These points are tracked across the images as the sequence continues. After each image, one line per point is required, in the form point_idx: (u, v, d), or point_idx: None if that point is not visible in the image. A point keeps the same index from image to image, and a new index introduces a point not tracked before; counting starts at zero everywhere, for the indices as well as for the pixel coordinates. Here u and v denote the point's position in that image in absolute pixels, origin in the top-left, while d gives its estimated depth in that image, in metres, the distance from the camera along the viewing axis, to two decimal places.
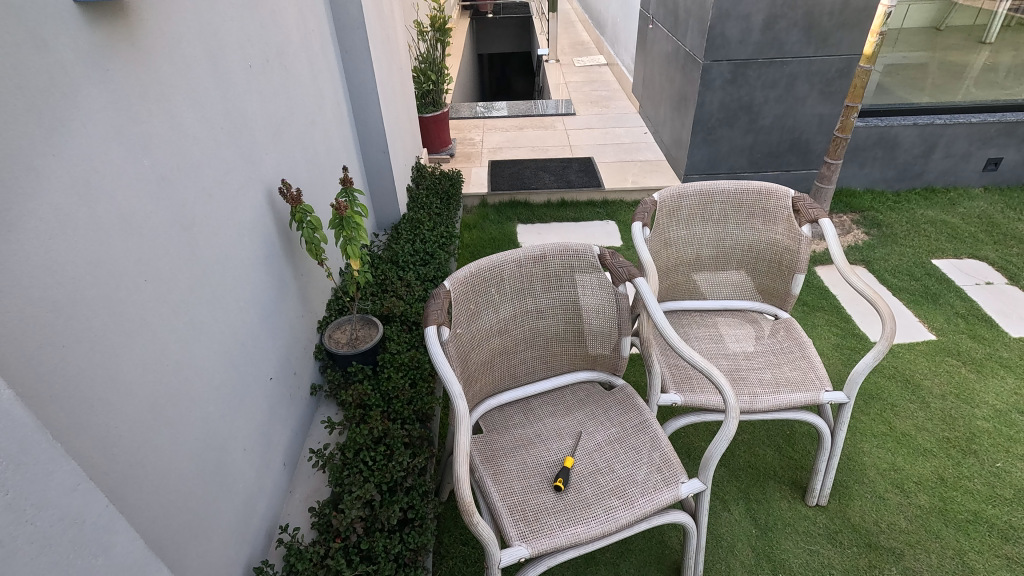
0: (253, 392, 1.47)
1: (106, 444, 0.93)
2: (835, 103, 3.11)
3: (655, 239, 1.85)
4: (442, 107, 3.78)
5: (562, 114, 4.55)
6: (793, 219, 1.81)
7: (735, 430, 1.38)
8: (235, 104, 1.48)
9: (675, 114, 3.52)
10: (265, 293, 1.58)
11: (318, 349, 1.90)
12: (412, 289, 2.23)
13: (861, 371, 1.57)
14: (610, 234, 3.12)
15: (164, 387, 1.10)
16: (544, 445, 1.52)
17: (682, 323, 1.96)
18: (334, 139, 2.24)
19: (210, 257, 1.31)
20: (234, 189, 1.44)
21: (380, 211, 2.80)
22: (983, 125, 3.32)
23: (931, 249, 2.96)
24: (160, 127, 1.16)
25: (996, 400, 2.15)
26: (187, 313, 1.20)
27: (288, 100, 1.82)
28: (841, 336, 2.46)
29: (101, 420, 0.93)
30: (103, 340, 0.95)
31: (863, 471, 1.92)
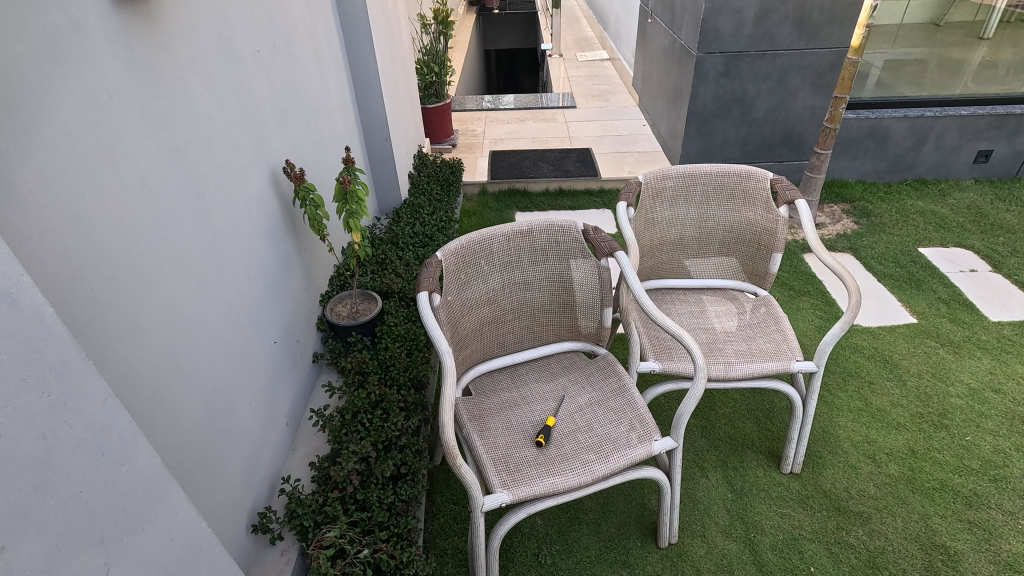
0: (258, 354, 1.58)
1: (126, 381, 1.04)
2: (826, 95, 3.18)
3: (640, 218, 1.95)
4: (444, 98, 3.89)
5: (563, 107, 4.65)
6: (772, 200, 1.92)
7: (704, 391, 1.49)
8: (244, 87, 1.59)
9: (672, 107, 3.61)
10: (271, 263, 1.70)
11: (321, 320, 2.02)
12: (411, 267, 2.34)
13: (829, 342, 1.66)
14: (605, 222, 3.23)
15: (177, 337, 1.21)
16: (529, 407, 1.62)
17: (667, 301, 2.06)
18: (337, 125, 2.35)
19: (220, 224, 1.43)
20: (241, 165, 1.56)
21: (382, 196, 2.91)
22: (973, 118, 3.39)
23: (918, 238, 3.04)
24: (176, 103, 1.28)
25: (971, 378, 2.23)
26: (199, 273, 1.31)
27: (294, 86, 1.93)
28: (824, 318, 2.55)
29: (122, 357, 1.04)
30: (126, 289, 1.07)
31: (837, 442, 2.02)
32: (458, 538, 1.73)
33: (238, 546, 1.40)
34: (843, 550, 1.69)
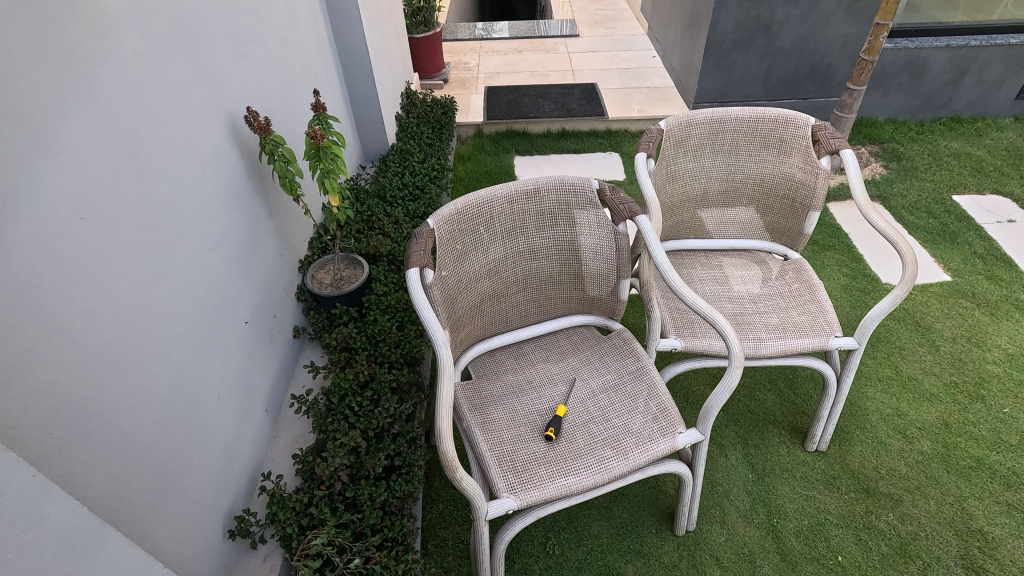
0: (228, 338, 1.38)
1: (44, 402, 0.85)
2: (863, 22, 2.83)
3: (661, 171, 1.71)
4: (433, 27, 3.48)
5: (564, 36, 4.23)
6: (812, 149, 1.65)
7: (737, 381, 1.25)
8: (187, 14, 1.29)
9: (687, 36, 3.24)
10: (237, 231, 1.46)
11: (301, 289, 1.80)
12: (400, 226, 2.10)
13: (874, 317, 1.47)
14: (612, 168, 2.97)
15: (115, 335, 1.00)
16: (536, 393, 1.44)
17: (686, 265, 1.84)
18: (310, 60, 2.03)
19: (166, 191, 1.18)
20: (191, 115, 1.29)
21: (367, 142, 2.62)
22: (1020, 48, 3.06)
23: (953, 184, 2.80)
24: (91, 37, 0.99)
25: (1009, 343, 2.07)
26: (140, 254, 1.08)
27: (254, 14, 1.61)
28: (851, 276, 2.35)
29: (34, 374, 0.83)
30: (33, 289, 0.85)
31: (865, 415, 1.87)
32: (459, 527, 1.60)
33: (214, 555, 1.26)
34: (873, 536, 1.58)
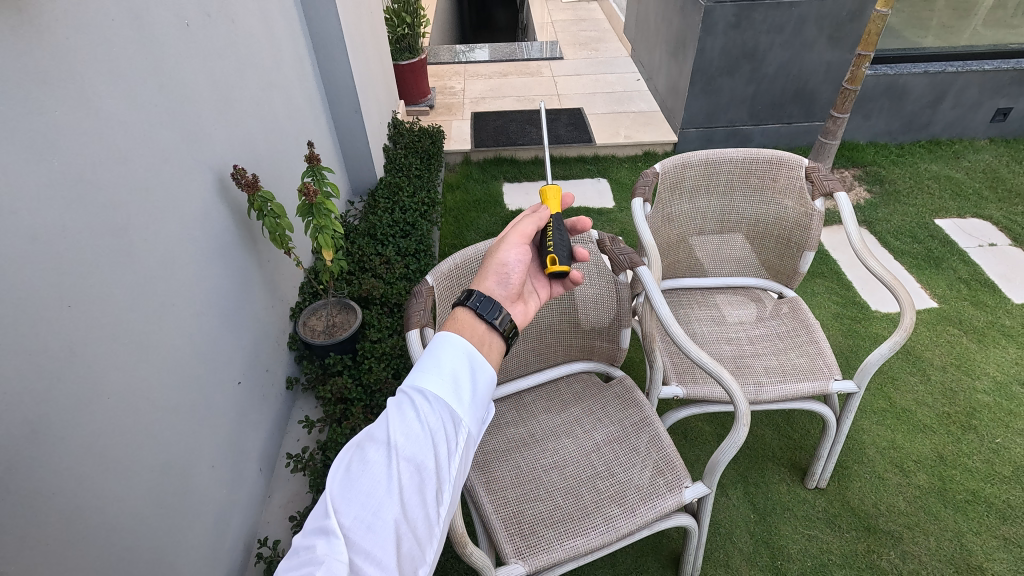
0: (222, 405, 1.30)
1: (14, 509, 0.76)
2: (845, 49, 2.89)
3: (656, 216, 1.71)
4: (418, 53, 3.44)
5: (548, 59, 4.24)
6: (806, 190, 1.67)
7: (744, 438, 1.28)
8: (172, 70, 1.19)
9: (672, 62, 3.25)
10: (230, 289, 1.38)
11: (293, 338, 1.74)
12: (393, 266, 2.08)
13: (874, 362, 1.47)
14: (602, 194, 2.97)
15: (97, 419, 0.91)
16: (539, 448, 1.42)
17: (683, 304, 1.84)
18: (299, 102, 1.95)
19: (160, 261, 1.10)
20: (179, 174, 1.19)
21: (354, 176, 2.55)
22: (995, 73, 3.15)
23: (934, 208, 2.85)
24: (75, 110, 0.91)
25: (997, 371, 2.10)
26: (134, 330, 1.01)
27: (239, 60, 1.50)
28: (841, 304, 2.37)
29: (8, 485, 0.75)
30: (6, 391, 0.76)
31: (863, 450, 1.88)
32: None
33: None
34: None
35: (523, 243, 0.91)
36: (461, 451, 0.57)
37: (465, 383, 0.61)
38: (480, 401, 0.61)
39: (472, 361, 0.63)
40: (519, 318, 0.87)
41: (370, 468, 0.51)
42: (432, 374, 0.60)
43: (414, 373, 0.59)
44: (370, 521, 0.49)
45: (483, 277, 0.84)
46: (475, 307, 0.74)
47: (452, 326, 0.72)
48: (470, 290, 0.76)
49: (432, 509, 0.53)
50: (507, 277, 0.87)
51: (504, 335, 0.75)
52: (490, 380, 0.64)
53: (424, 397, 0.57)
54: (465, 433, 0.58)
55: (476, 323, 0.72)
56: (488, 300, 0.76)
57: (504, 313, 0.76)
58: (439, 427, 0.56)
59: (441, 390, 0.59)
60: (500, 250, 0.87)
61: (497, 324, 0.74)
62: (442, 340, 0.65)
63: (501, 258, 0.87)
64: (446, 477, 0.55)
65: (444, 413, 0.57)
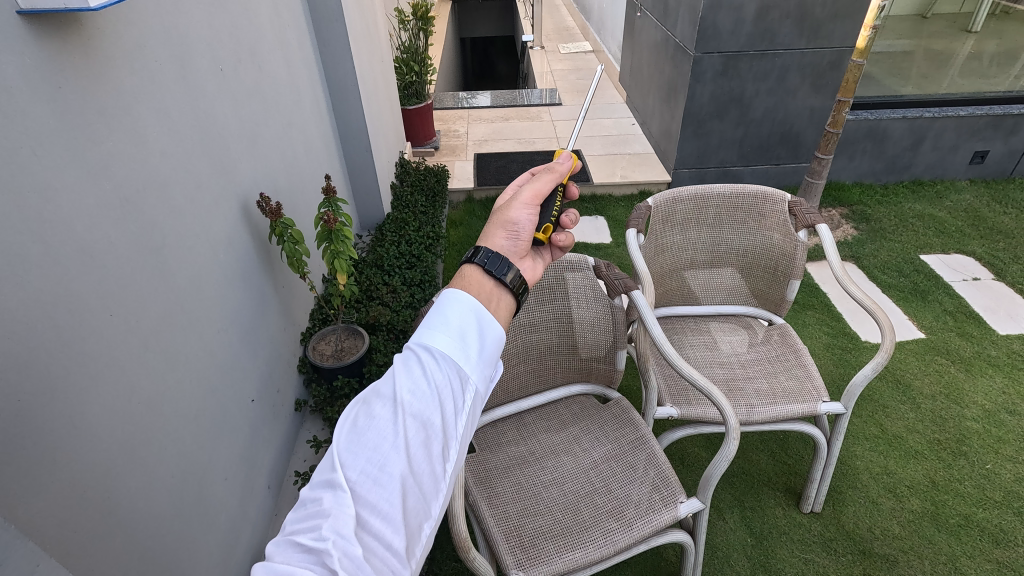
0: (236, 419, 1.37)
1: (54, 498, 0.82)
2: (827, 95, 3.07)
3: (649, 246, 1.82)
4: (424, 99, 3.64)
5: (547, 105, 4.46)
6: (790, 222, 1.77)
7: (735, 451, 1.34)
8: (206, 108, 1.31)
9: (665, 107, 3.44)
10: (248, 310, 1.46)
11: (303, 362, 1.81)
12: (399, 294, 2.17)
13: (859, 384, 1.53)
14: (600, 230, 3.09)
15: (126, 421, 0.98)
16: (539, 465, 1.47)
17: (677, 331, 1.92)
18: (315, 141, 2.09)
19: (188, 279, 1.19)
20: (208, 201, 1.29)
21: (363, 211, 2.68)
22: (971, 119, 3.33)
23: (919, 244, 2.96)
24: (124, 140, 1.02)
25: (985, 399, 2.15)
26: (163, 341, 1.09)
27: (264, 101, 1.64)
28: (832, 335, 2.45)
29: (51, 473, 0.81)
30: (54, 386, 0.83)
31: (856, 475, 1.92)
32: None
33: None
34: None
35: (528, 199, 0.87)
36: (466, 409, 0.60)
37: (471, 343, 0.63)
38: (487, 359, 0.64)
39: (480, 320, 0.65)
40: (528, 275, 0.82)
41: (377, 424, 0.55)
42: (440, 333, 0.62)
43: (422, 332, 0.62)
44: (376, 474, 0.53)
45: (490, 233, 0.80)
46: (483, 263, 0.73)
47: (459, 284, 0.71)
48: (475, 247, 0.74)
49: (436, 463, 0.57)
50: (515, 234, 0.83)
51: (513, 292, 0.74)
52: (498, 338, 0.66)
53: (430, 356, 0.60)
54: (470, 391, 0.60)
55: (484, 279, 0.71)
56: (496, 256, 0.74)
57: (512, 270, 0.74)
58: (444, 385, 0.59)
59: (448, 349, 0.61)
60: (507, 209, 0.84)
61: (506, 280, 0.73)
62: (450, 298, 0.66)
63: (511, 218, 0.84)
64: (451, 434, 0.58)
65: (451, 371, 0.60)
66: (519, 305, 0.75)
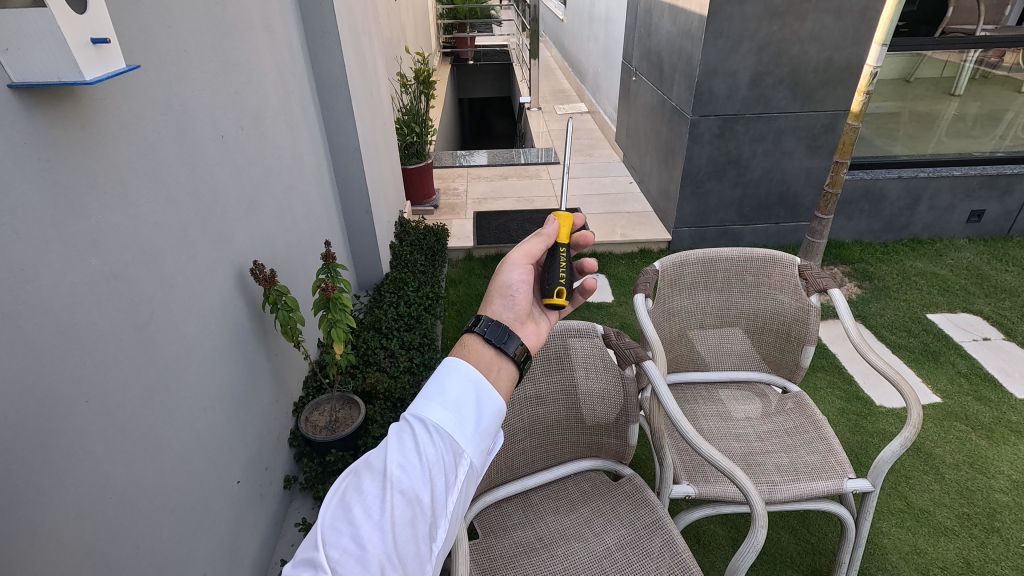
0: (220, 505, 1.26)
1: None
2: (822, 156, 3.12)
3: (657, 310, 1.76)
4: (425, 158, 3.67)
5: (546, 164, 4.52)
6: (801, 286, 1.72)
7: (763, 540, 1.24)
8: (204, 177, 1.27)
9: (662, 167, 3.48)
10: (239, 383, 1.38)
11: (294, 435, 1.71)
12: (397, 359, 2.09)
13: (887, 459, 1.44)
14: (601, 289, 3.04)
15: (94, 522, 0.87)
16: (548, 552, 1.35)
17: (688, 399, 1.83)
18: (315, 203, 2.06)
19: (175, 356, 1.11)
20: (202, 273, 1.23)
21: (361, 271, 2.63)
22: (965, 179, 3.38)
23: (925, 303, 2.92)
24: (116, 215, 0.97)
25: (1011, 469, 2.05)
26: (144, 426, 1.00)
27: (265, 166, 1.61)
28: (846, 400, 2.36)
29: None
30: (16, 490, 0.75)
31: (885, 555, 1.79)
32: None
33: None
34: None
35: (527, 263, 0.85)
36: (459, 484, 0.57)
37: (468, 416, 0.59)
38: (484, 432, 0.60)
39: (478, 392, 0.61)
40: (532, 341, 0.79)
41: (365, 498, 0.52)
42: (435, 404, 0.58)
43: (419, 402, 0.59)
44: (358, 554, 0.49)
45: (488, 300, 0.79)
46: (483, 333, 0.69)
47: (458, 352, 0.66)
48: (477, 315, 0.71)
49: (422, 544, 0.53)
50: (513, 299, 0.81)
51: (516, 361, 0.70)
52: (497, 410, 0.62)
53: (425, 429, 0.57)
54: (464, 466, 0.57)
55: (483, 349, 0.67)
56: (496, 325, 0.70)
57: (515, 339, 0.70)
58: (436, 461, 0.55)
59: (445, 421, 0.58)
60: (502, 273, 0.81)
61: (508, 350, 0.69)
62: (451, 369, 0.63)
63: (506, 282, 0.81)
64: (440, 511, 0.54)
65: (444, 446, 0.56)
66: (521, 375, 0.71)
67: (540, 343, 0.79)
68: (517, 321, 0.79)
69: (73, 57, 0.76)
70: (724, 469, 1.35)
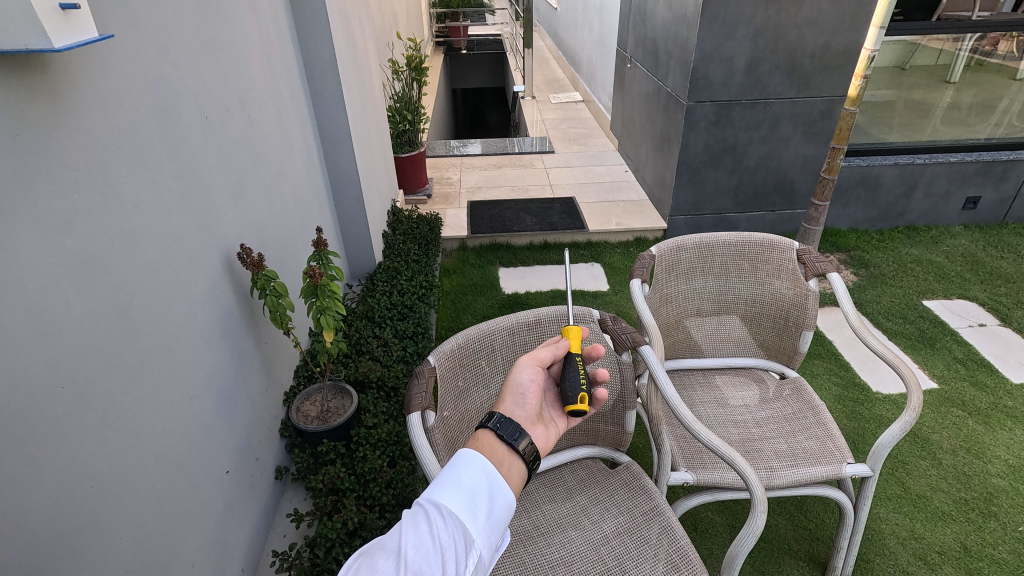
0: (208, 497, 1.23)
1: None
2: (819, 143, 3.09)
3: (654, 296, 1.73)
4: (418, 147, 3.63)
5: (540, 153, 4.48)
6: (800, 271, 1.70)
7: (762, 526, 1.21)
8: (188, 160, 1.23)
9: (658, 155, 3.45)
10: (226, 372, 1.34)
11: (285, 425, 1.67)
12: (390, 349, 2.06)
13: (886, 444, 1.42)
14: (596, 278, 3.01)
15: (71, 513, 0.84)
16: (544, 540, 1.33)
17: (685, 386, 1.81)
18: (305, 191, 2.02)
19: (158, 343, 1.07)
20: (186, 258, 1.20)
21: (353, 260, 2.59)
22: (961, 165, 3.36)
23: (921, 290, 2.91)
24: (92, 195, 0.93)
25: (1008, 454, 2.05)
26: (124, 415, 0.97)
27: (253, 152, 1.57)
28: (842, 386, 2.35)
29: None
30: None
31: (883, 540, 1.78)
32: None
33: None
34: None
35: (538, 367, 0.90)
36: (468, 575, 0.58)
37: (481, 504, 0.62)
38: (494, 525, 0.62)
39: (491, 483, 0.65)
40: (541, 443, 0.79)
41: None
42: (450, 491, 0.62)
43: (434, 488, 0.62)
44: None
45: (500, 399, 0.83)
46: (496, 428, 0.72)
47: (472, 444, 0.70)
48: (492, 412, 0.75)
49: None
50: (524, 400, 0.85)
51: (526, 460, 0.72)
52: (507, 505, 0.65)
53: (439, 513, 0.60)
54: (473, 556, 0.59)
55: (496, 444, 0.70)
56: (509, 422, 0.74)
57: (526, 436, 0.73)
58: (447, 545, 0.58)
59: (457, 508, 0.61)
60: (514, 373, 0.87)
61: (518, 446, 0.71)
62: (465, 459, 0.67)
63: (517, 381, 0.86)
64: None
65: (457, 530, 0.59)
66: (531, 475, 0.72)
67: (549, 447, 0.79)
68: (527, 421, 0.80)
69: (40, 23, 0.72)
70: (725, 457, 1.32)
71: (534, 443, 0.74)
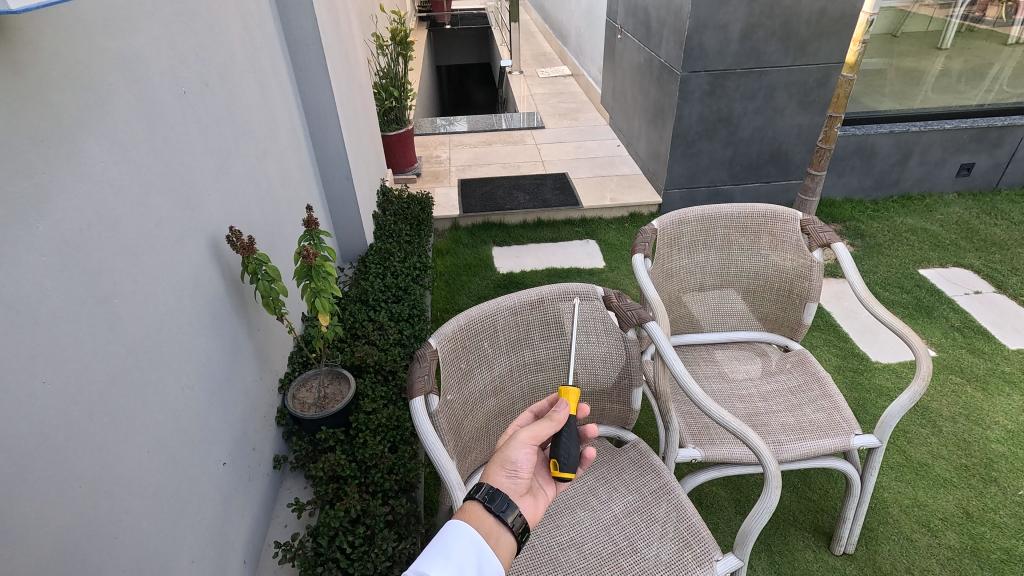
0: (205, 490, 1.18)
1: None
2: (814, 113, 3.04)
3: (657, 270, 1.69)
4: (405, 125, 3.54)
5: (530, 128, 4.39)
6: (804, 242, 1.67)
7: (776, 502, 1.20)
8: (167, 138, 1.16)
9: (651, 127, 3.38)
10: (218, 360, 1.29)
11: (281, 413, 1.63)
12: (386, 332, 2.01)
13: (895, 414, 1.41)
14: (591, 255, 2.97)
15: (59, 513, 0.79)
16: (553, 522, 1.31)
17: (689, 361, 1.79)
18: (292, 170, 1.94)
19: (143, 333, 1.01)
20: (170, 243, 1.13)
21: (344, 242, 2.52)
22: (956, 132, 3.34)
23: (917, 259, 2.91)
24: (64, 176, 0.86)
25: (1006, 419, 2.06)
26: (111, 408, 0.91)
27: (236, 129, 1.49)
28: (842, 357, 2.34)
29: None
30: None
31: (886, 508, 1.79)
32: None
33: None
34: None
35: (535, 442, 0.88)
36: None
37: None
38: None
39: (476, 557, 0.75)
40: (530, 513, 0.85)
41: None
42: (438, 564, 0.71)
43: (424, 561, 0.71)
44: None
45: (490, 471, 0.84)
46: (485, 499, 0.80)
47: (462, 514, 0.79)
48: (481, 480, 0.82)
49: None
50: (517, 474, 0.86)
51: (514, 531, 0.80)
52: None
53: None
54: None
55: (483, 516, 0.79)
56: (499, 492, 0.81)
57: (514, 508, 0.80)
58: None
59: None
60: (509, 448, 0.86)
61: (506, 519, 0.79)
62: (455, 533, 0.76)
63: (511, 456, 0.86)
64: None
65: None
66: (520, 545, 0.81)
67: (537, 516, 0.85)
68: (518, 493, 0.85)
69: None
70: (737, 434, 1.30)
71: (523, 514, 0.82)
